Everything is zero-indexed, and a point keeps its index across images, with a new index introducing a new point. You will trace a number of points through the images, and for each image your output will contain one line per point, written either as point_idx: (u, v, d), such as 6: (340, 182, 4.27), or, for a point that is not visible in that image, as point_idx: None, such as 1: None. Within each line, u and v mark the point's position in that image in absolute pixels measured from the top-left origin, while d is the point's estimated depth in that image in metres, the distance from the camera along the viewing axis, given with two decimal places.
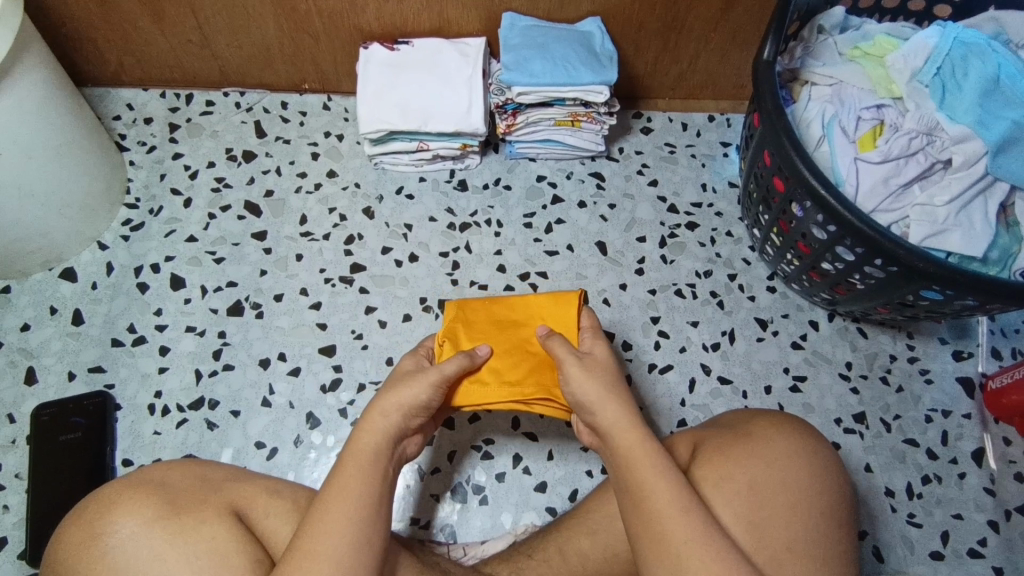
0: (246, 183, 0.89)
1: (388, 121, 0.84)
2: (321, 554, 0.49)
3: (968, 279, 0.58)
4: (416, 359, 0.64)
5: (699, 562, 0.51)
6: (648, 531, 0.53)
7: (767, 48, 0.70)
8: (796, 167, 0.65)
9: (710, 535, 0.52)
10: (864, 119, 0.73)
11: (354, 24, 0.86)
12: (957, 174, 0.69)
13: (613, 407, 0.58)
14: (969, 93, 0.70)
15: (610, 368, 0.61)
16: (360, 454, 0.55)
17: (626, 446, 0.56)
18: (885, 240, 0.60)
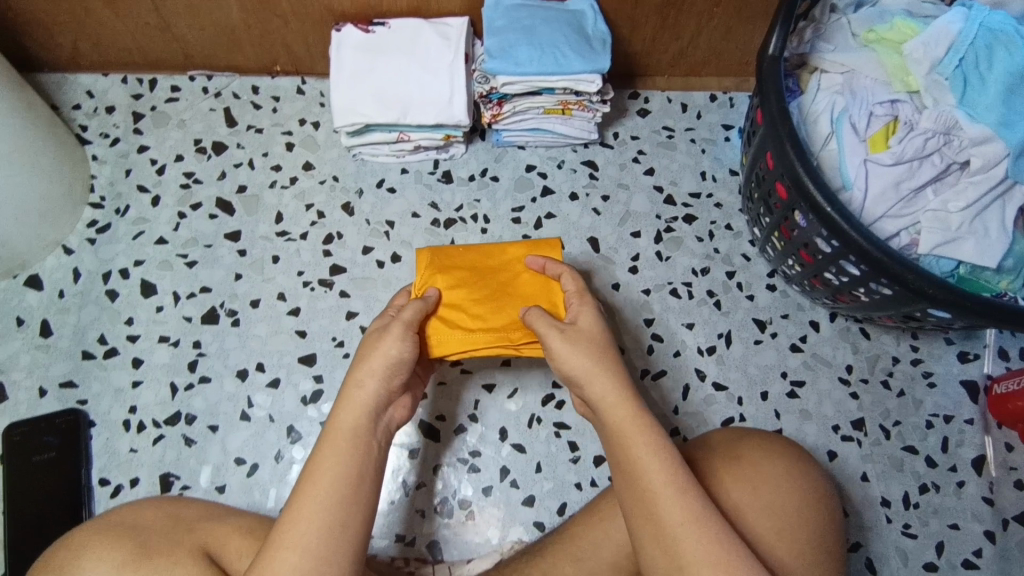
0: (217, 178, 0.84)
1: (365, 113, 0.78)
2: (299, 543, 0.47)
3: (978, 305, 0.55)
4: (384, 317, 0.59)
5: (695, 545, 0.49)
6: (645, 514, 0.51)
7: (773, 41, 0.64)
8: (800, 177, 0.60)
9: (707, 514, 0.50)
10: (876, 114, 0.67)
11: (325, 4, 0.79)
12: (975, 178, 0.64)
13: (603, 380, 0.55)
14: (993, 88, 0.64)
15: (598, 335, 0.58)
16: (338, 433, 0.52)
17: (619, 423, 0.54)
18: (891, 262, 0.57)
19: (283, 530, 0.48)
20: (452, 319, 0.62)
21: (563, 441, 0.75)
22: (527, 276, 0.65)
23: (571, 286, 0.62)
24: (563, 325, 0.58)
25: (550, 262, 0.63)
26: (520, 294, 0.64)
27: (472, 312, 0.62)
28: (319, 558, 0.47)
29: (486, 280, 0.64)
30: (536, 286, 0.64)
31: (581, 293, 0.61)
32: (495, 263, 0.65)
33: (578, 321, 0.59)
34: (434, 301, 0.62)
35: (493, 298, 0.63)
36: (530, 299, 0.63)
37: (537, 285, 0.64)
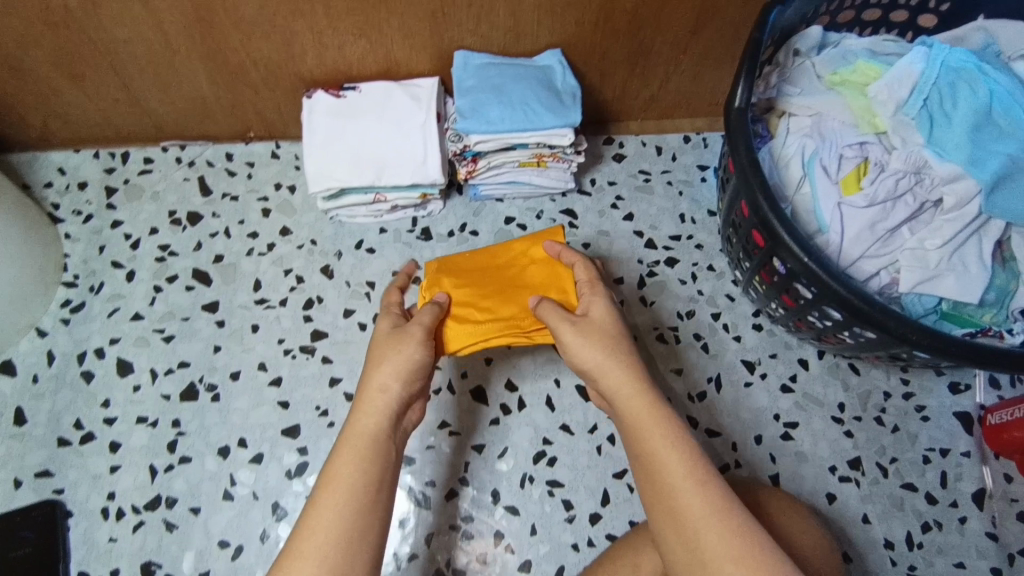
0: (192, 249, 0.83)
1: (339, 178, 0.78)
2: (326, 539, 0.49)
3: (961, 350, 0.55)
4: (394, 316, 0.63)
5: (718, 540, 0.48)
6: (666, 509, 0.51)
7: (738, 94, 0.64)
8: (774, 227, 0.61)
9: (730, 507, 0.49)
10: (846, 157, 0.67)
11: (295, 73, 0.79)
12: (949, 216, 0.64)
13: (618, 373, 0.57)
14: (959, 127, 0.65)
15: (612, 328, 0.60)
16: (358, 435, 0.54)
17: (637, 417, 0.55)
18: (871, 309, 0.57)
19: (304, 531, 0.49)
20: (464, 312, 0.66)
21: (557, 500, 0.74)
22: (533, 268, 0.70)
23: (583, 276, 0.65)
24: (576, 317, 0.61)
25: (563, 250, 0.67)
26: (527, 286, 0.68)
27: (481, 306, 0.67)
28: (341, 559, 0.48)
29: (494, 277, 0.70)
30: (543, 276, 0.69)
31: (596, 283, 0.64)
32: (500, 262, 0.71)
33: (591, 313, 0.62)
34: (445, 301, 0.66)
35: (501, 292, 0.68)
36: (538, 289, 0.68)
37: (545, 275, 0.69)
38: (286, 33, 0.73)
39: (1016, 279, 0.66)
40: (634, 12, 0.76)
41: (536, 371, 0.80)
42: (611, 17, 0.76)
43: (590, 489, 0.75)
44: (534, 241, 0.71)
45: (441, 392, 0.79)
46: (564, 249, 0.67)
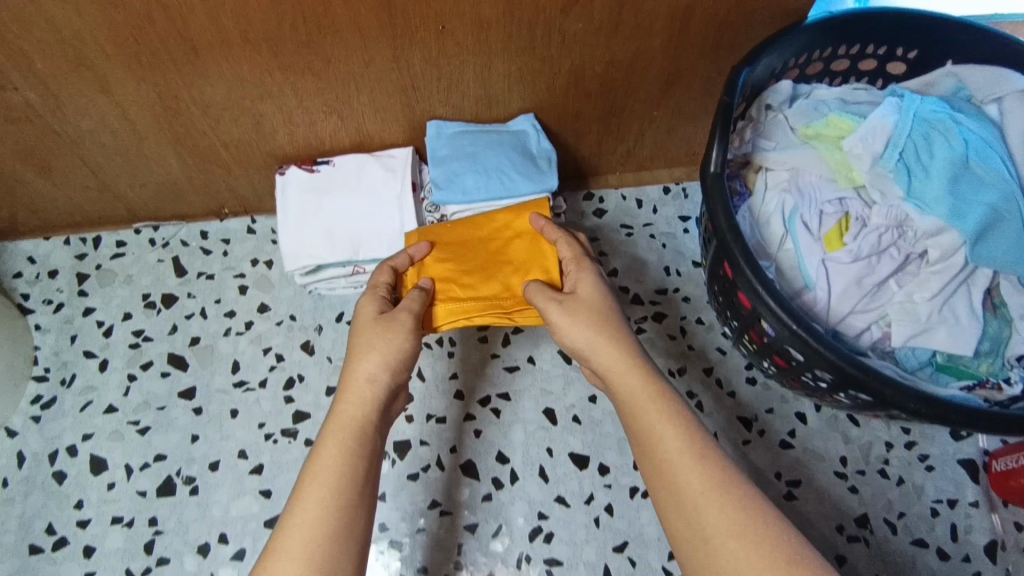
0: (167, 332, 0.81)
1: (316, 255, 0.77)
2: (308, 531, 0.50)
3: (963, 415, 0.54)
4: (378, 296, 0.66)
5: (717, 510, 0.50)
6: (664, 481, 0.53)
7: (713, 159, 0.63)
8: (760, 295, 0.60)
9: (726, 476, 0.51)
10: (827, 212, 0.66)
11: (267, 150, 0.78)
12: (935, 268, 0.63)
13: (611, 352, 0.60)
14: (938, 179, 0.63)
15: (602, 306, 0.63)
16: (341, 425, 0.56)
17: (632, 393, 0.57)
18: (866, 376, 0.56)
19: (288, 526, 0.50)
20: (448, 290, 0.70)
21: None
22: (515, 244, 0.72)
23: (568, 253, 0.68)
24: (564, 296, 0.64)
25: (547, 227, 0.70)
26: (510, 261, 0.71)
27: (463, 284, 0.70)
28: (322, 553, 0.49)
29: (476, 252, 0.72)
30: (526, 252, 0.71)
31: (583, 259, 0.67)
32: (482, 236, 0.73)
33: (579, 291, 0.64)
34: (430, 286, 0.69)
35: (483, 270, 0.71)
36: (521, 267, 0.70)
37: (527, 249, 0.71)
38: (254, 115, 0.72)
39: (1009, 325, 0.64)
40: (605, 75, 0.75)
41: (527, 441, 0.77)
42: (582, 82, 0.76)
43: (589, 566, 0.72)
44: (515, 216, 0.73)
45: (430, 469, 0.76)
46: (546, 225, 0.70)
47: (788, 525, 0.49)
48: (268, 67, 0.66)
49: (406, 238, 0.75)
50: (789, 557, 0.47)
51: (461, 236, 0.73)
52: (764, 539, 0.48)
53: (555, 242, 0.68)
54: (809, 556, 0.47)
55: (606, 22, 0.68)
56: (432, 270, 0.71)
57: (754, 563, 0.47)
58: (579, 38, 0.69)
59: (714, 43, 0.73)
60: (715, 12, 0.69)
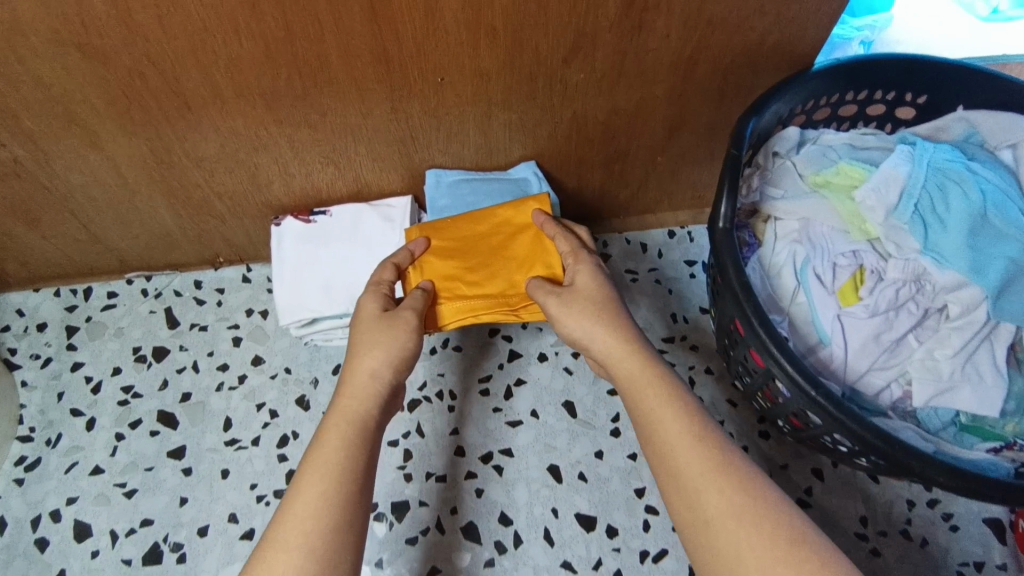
0: (158, 388, 0.78)
1: (313, 309, 0.75)
2: (305, 522, 0.48)
3: (994, 490, 0.52)
4: (377, 292, 0.65)
5: (721, 493, 0.49)
6: (667, 466, 0.52)
7: (722, 217, 0.62)
8: (778, 359, 0.58)
9: (730, 461, 0.51)
10: (840, 265, 0.64)
11: (263, 200, 0.76)
12: (955, 324, 0.61)
13: (612, 342, 0.59)
14: (955, 232, 0.62)
15: (604, 297, 0.62)
16: (344, 417, 0.55)
17: (634, 379, 0.57)
18: (894, 447, 0.54)
19: (286, 518, 0.48)
20: (452, 289, 0.69)
21: None
22: (518, 238, 0.71)
23: (565, 247, 0.67)
24: (563, 290, 0.64)
25: (547, 222, 0.69)
26: (511, 257, 0.71)
27: (467, 282, 0.70)
28: (319, 544, 0.47)
29: (477, 248, 0.72)
30: (528, 247, 0.71)
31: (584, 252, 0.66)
32: (483, 230, 0.72)
33: (578, 282, 0.64)
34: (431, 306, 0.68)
35: (486, 266, 0.70)
36: (523, 262, 0.70)
37: (529, 244, 0.71)
38: (249, 167, 0.70)
39: None
40: (607, 123, 0.74)
41: (531, 501, 0.74)
42: (585, 130, 0.74)
43: None
44: (516, 210, 0.72)
45: (429, 531, 0.72)
46: (545, 219, 0.69)
47: (792, 509, 0.48)
48: (263, 120, 0.64)
49: (406, 233, 0.73)
50: (792, 540, 0.46)
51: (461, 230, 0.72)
52: (768, 523, 0.47)
53: (553, 236, 0.68)
54: (814, 540, 0.47)
55: (609, 72, 0.66)
56: (435, 269, 0.70)
57: (757, 547, 0.46)
58: (581, 87, 0.68)
59: (719, 90, 0.71)
60: (720, 61, 0.67)
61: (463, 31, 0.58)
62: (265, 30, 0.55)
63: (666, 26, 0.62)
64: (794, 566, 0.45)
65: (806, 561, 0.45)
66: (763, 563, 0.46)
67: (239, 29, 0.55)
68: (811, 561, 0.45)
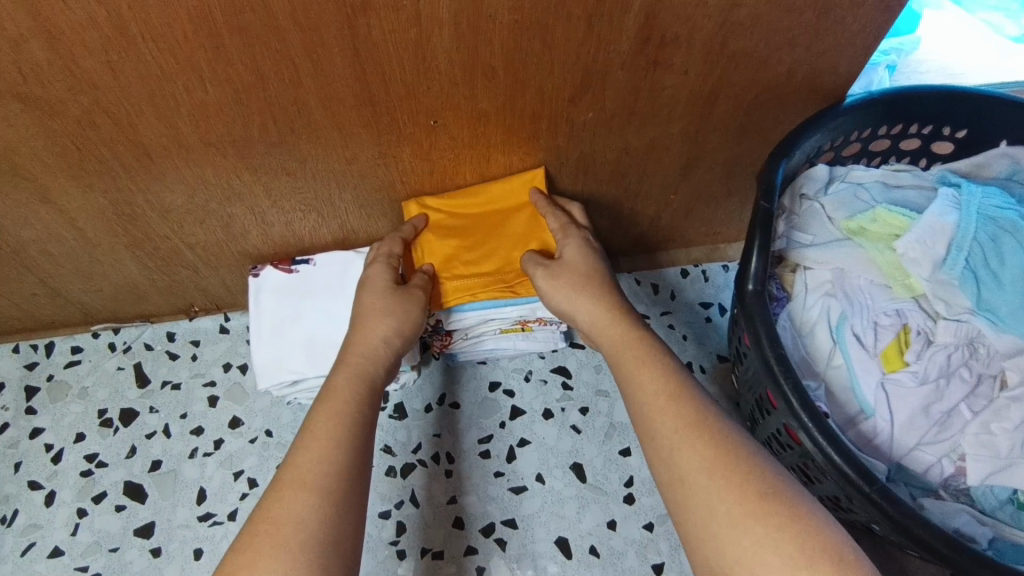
0: (125, 456, 0.71)
1: (294, 369, 0.68)
2: (317, 463, 0.47)
3: None
4: (388, 264, 0.63)
5: (693, 448, 0.46)
6: (648, 431, 0.49)
7: (752, 278, 0.56)
8: (824, 449, 0.50)
9: (707, 418, 0.48)
10: (881, 324, 0.58)
11: (239, 249, 0.69)
12: (1014, 393, 0.55)
13: (596, 311, 0.58)
14: (1013, 291, 0.55)
15: (588, 266, 0.61)
16: (353, 375, 0.55)
17: (619, 345, 0.56)
18: (961, 555, 0.47)
19: (298, 463, 0.47)
20: (448, 267, 0.65)
21: None
22: (514, 215, 0.66)
23: (555, 223, 0.63)
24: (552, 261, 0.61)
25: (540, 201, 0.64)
26: (509, 233, 0.66)
27: (465, 259, 0.66)
28: (334, 486, 0.46)
29: (473, 223, 0.66)
30: (524, 224, 0.66)
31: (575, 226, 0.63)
32: (481, 204, 0.66)
33: (566, 255, 0.61)
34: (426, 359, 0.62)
35: (484, 243, 0.66)
36: (521, 238, 0.65)
37: (526, 219, 0.66)
38: (221, 217, 0.63)
39: None
40: (617, 162, 0.67)
41: None
42: (592, 170, 0.68)
43: None
44: (511, 182, 0.65)
45: None
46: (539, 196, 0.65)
47: (771, 465, 0.45)
48: (235, 169, 0.58)
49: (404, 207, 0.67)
50: (765, 493, 0.43)
51: (459, 205, 0.66)
52: (739, 475, 0.44)
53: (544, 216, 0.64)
54: (787, 497, 0.43)
55: (620, 110, 0.60)
56: (435, 247, 0.66)
57: (727, 499, 0.43)
58: (589, 127, 0.61)
59: (740, 127, 0.65)
60: (742, 97, 0.61)
61: (459, 71, 0.52)
62: (231, 75, 0.48)
63: (685, 62, 0.55)
64: (759, 518, 0.41)
65: (778, 514, 0.42)
66: (733, 515, 0.42)
67: (203, 75, 0.48)
68: (783, 514, 0.42)
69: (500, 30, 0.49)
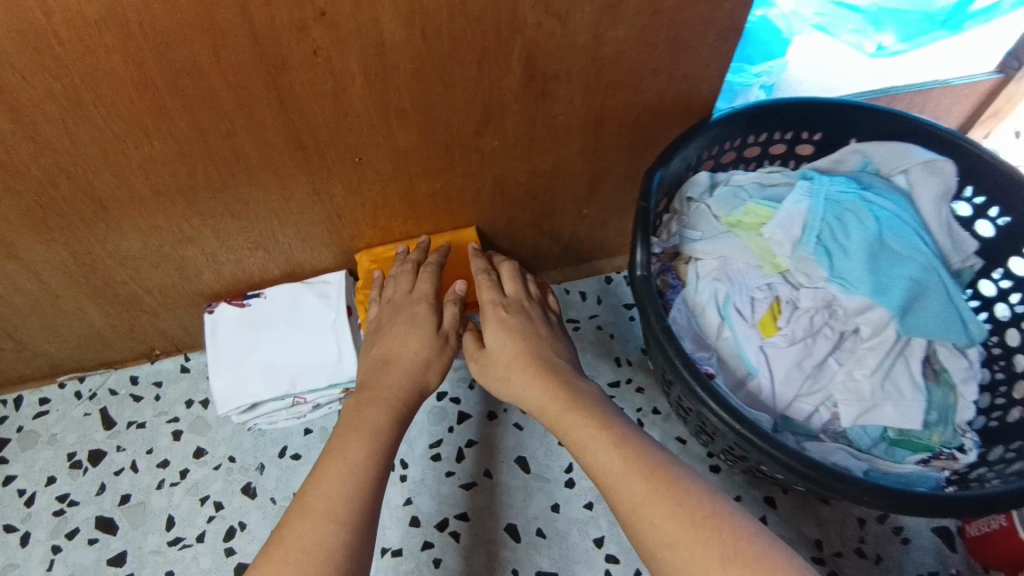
0: (96, 493, 0.76)
1: (249, 394, 0.74)
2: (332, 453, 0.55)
3: (932, 504, 0.55)
4: (428, 303, 0.69)
5: (628, 498, 0.49)
6: (627, 496, 0.49)
7: (639, 264, 0.65)
8: (704, 402, 0.60)
9: (620, 436, 0.54)
10: (758, 298, 0.68)
11: (196, 289, 0.76)
12: (870, 343, 0.64)
13: (520, 377, 0.63)
14: (857, 258, 0.64)
15: (511, 346, 0.65)
16: None
17: (550, 410, 0.59)
18: (832, 479, 0.56)
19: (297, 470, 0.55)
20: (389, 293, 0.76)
21: None
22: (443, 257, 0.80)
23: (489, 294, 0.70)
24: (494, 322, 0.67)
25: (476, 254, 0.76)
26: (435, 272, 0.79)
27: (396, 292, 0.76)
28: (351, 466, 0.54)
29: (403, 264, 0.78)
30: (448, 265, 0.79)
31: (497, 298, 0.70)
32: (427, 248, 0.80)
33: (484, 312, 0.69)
34: (425, 385, 0.64)
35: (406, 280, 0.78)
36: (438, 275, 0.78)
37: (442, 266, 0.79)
38: (175, 259, 0.71)
39: (953, 390, 0.66)
40: (528, 183, 0.77)
41: (491, 564, 0.73)
42: (508, 191, 0.77)
43: None
44: (455, 234, 0.81)
45: None
46: (480, 260, 0.75)
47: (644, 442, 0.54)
48: (184, 213, 0.65)
49: (357, 260, 0.79)
50: (728, 556, 0.44)
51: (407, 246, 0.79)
52: (702, 539, 0.45)
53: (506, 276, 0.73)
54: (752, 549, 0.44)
55: (520, 137, 0.70)
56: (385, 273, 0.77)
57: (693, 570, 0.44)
58: (497, 152, 0.71)
59: (630, 144, 0.75)
60: (624, 119, 0.71)
61: (374, 113, 0.61)
62: (175, 131, 0.57)
63: (568, 92, 0.66)
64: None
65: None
66: None
67: (149, 132, 0.56)
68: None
69: (403, 78, 0.58)
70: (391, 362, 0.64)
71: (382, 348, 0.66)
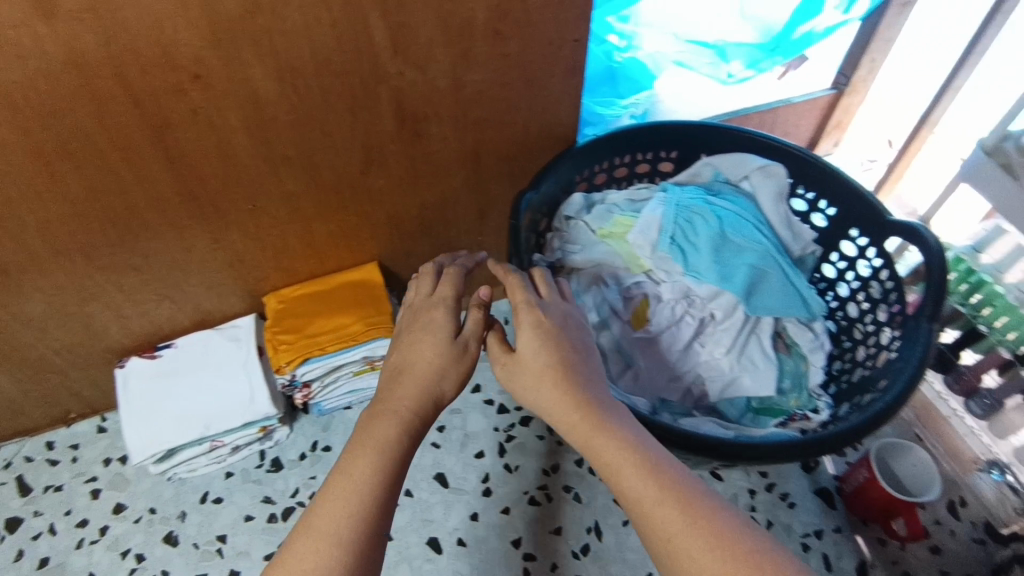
0: (12, 560, 0.75)
1: (163, 441, 0.75)
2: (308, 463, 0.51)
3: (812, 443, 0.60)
4: (447, 307, 0.58)
5: (694, 557, 0.40)
6: (660, 528, 0.42)
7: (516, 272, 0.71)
8: None
9: (648, 457, 0.46)
10: (631, 296, 0.78)
11: (107, 346, 0.79)
12: (724, 325, 0.73)
13: (549, 390, 0.50)
14: (704, 252, 0.73)
15: (545, 356, 0.52)
16: None
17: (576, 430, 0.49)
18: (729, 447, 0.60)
19: None
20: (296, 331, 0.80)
21: None
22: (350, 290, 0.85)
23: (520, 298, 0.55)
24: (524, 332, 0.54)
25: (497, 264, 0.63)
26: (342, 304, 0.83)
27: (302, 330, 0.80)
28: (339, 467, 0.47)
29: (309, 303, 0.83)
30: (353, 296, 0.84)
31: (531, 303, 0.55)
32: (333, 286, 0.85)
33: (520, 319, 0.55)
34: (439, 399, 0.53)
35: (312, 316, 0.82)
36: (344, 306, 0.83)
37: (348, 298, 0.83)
38: (82, 317, 0.74)
39: (805, 359, 0.75)
40: (421, 216, 0.84)
41: None
42: (402, 225, 0.84)
43: None
44: (358, 271, 0.86)
45: None
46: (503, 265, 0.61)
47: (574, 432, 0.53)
48: (87, 271, 0.69)
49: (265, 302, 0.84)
50: None
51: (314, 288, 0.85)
52: None
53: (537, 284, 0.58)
54: None
55: (405, 175, 0.77)
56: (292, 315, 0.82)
57: None
58: (386, 190, 0.78)
59: (509, 172, 0.84)
60: (499, 151, 0.80)
61: (261, 163, 0.67)
62: (70, 192, 0.61)
63: (441, 131, 0.74)
64: None
65: None
66: None
67: (44, 195, 0.60)
68: None
69: (284, 127, 0.65)
70: (401, 374, 0.53)
71: (396, 356, 0.55)
